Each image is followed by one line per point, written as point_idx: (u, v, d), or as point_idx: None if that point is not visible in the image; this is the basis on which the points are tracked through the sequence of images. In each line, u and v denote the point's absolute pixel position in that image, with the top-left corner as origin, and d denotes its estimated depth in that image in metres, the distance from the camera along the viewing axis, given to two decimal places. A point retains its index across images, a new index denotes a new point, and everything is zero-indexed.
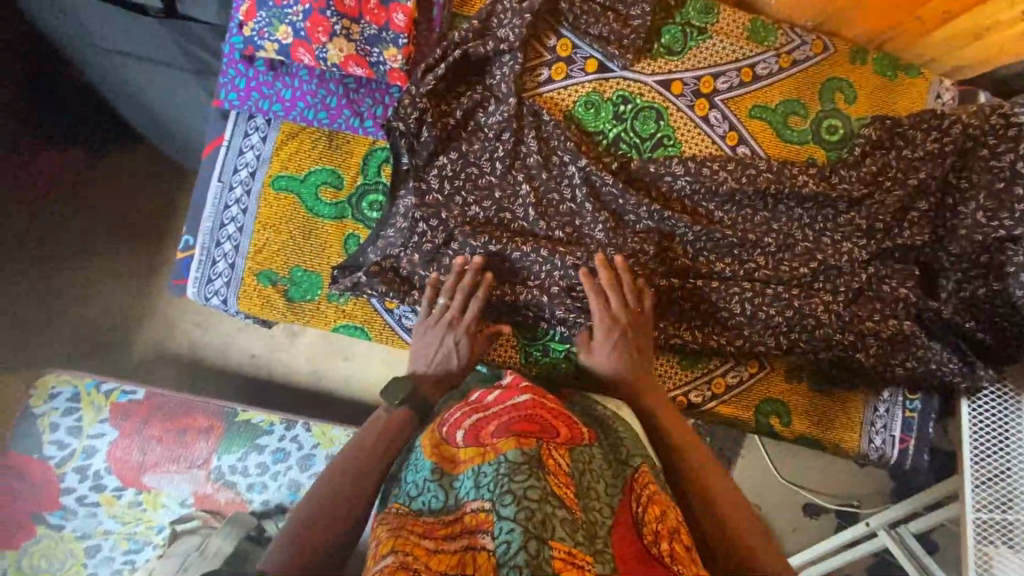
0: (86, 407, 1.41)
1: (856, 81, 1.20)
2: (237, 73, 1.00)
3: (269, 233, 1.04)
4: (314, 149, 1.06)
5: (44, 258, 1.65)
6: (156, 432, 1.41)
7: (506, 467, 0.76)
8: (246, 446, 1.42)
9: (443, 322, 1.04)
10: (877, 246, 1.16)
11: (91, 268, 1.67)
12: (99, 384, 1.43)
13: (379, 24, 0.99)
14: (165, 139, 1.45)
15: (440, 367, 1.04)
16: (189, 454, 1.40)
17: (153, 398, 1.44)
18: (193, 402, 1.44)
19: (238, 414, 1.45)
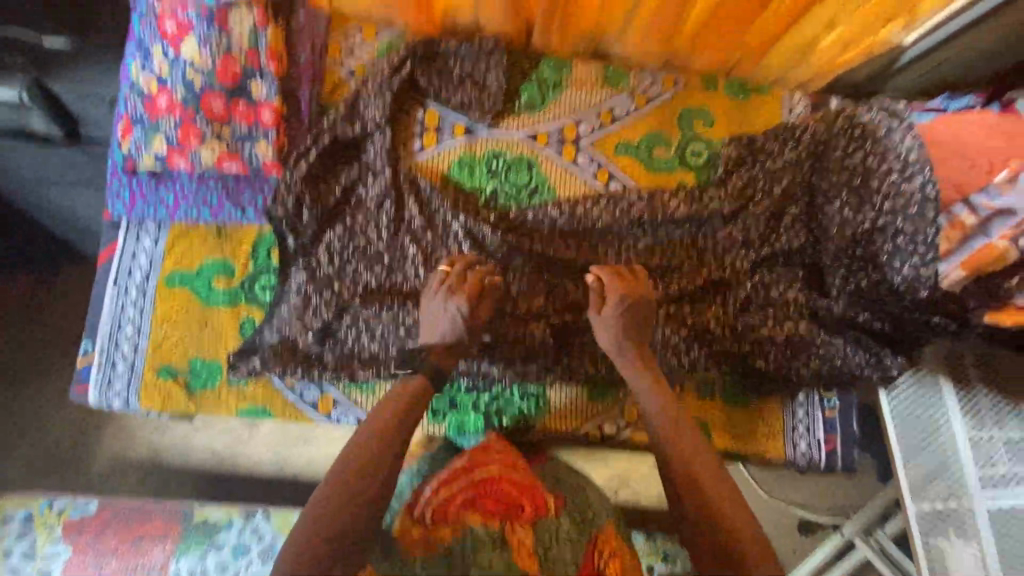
0: (39, 528, 1.31)
1: (712, 107, 1.28)
2: (122, 185, 1.07)
3: (167, 327, 1.08)
4: (203, 244, 1.11)
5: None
6: (110, 544, 1.31)
7: (474, 543, 0.87)
8: (206, 544, 1.33)
9: (453, 283, 1.08)
10: (758, 254, 1.20)
11: (34, 386, 1.69)
12: (52, 502, 1.34)
13: (250, 123, 1.09)
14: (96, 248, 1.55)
15: (446, 335, 1.05)
16: (146, 563, 1.29)
17: (106, 508, 1.35)
18: (149, 506, 1.36)
19: (193, 515, 1.36)
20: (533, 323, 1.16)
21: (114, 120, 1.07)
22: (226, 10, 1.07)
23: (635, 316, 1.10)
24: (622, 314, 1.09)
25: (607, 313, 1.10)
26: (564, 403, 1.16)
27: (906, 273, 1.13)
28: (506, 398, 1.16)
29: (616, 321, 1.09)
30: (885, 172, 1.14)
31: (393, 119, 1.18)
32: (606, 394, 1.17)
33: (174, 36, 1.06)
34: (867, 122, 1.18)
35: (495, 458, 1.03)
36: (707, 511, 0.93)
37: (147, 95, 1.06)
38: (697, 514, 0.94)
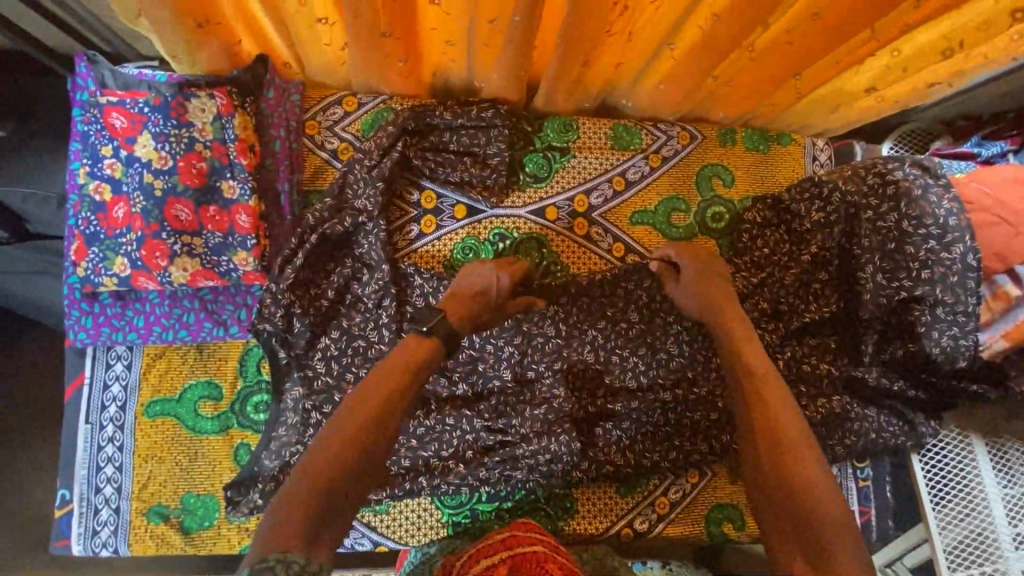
0: None
1: (731, 163, 1.19)
2: (82, 312, 0.94)
3: (152, 464, 0.98)
4: (183, 366, 1.00)
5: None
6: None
7: None
8: None
9: (488, 264, 1.02)
10: (786, 326, 1.13)
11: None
12: None
13: (223, 230, 0.95)
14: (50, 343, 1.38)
15: (474, 291, 0.98)
16: None
17: None
18: None
19: None
20: (557, 428, 1.04)
21: (65, 238, 0.92)
22: (185, 99, 0.94)
23: (707, 267, 1.05)
24: (698, 264, 1.04)
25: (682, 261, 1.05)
26: (593, 503, 1.10)
27: (945, 343, 1.07)
28: (531, 504, 1.08)
29: (694, 270, 1.04)
30: (922, 238, 1.05)
31: (387, 199, 1.07)
32: (635, 488, 1.11)
33: (127, 133, 0.94)
34: (902, 178, 1.06)
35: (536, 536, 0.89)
36: (785, 502, 0.79)
37: (101, 207, 0.92)
38: (781, 506, 0.80)
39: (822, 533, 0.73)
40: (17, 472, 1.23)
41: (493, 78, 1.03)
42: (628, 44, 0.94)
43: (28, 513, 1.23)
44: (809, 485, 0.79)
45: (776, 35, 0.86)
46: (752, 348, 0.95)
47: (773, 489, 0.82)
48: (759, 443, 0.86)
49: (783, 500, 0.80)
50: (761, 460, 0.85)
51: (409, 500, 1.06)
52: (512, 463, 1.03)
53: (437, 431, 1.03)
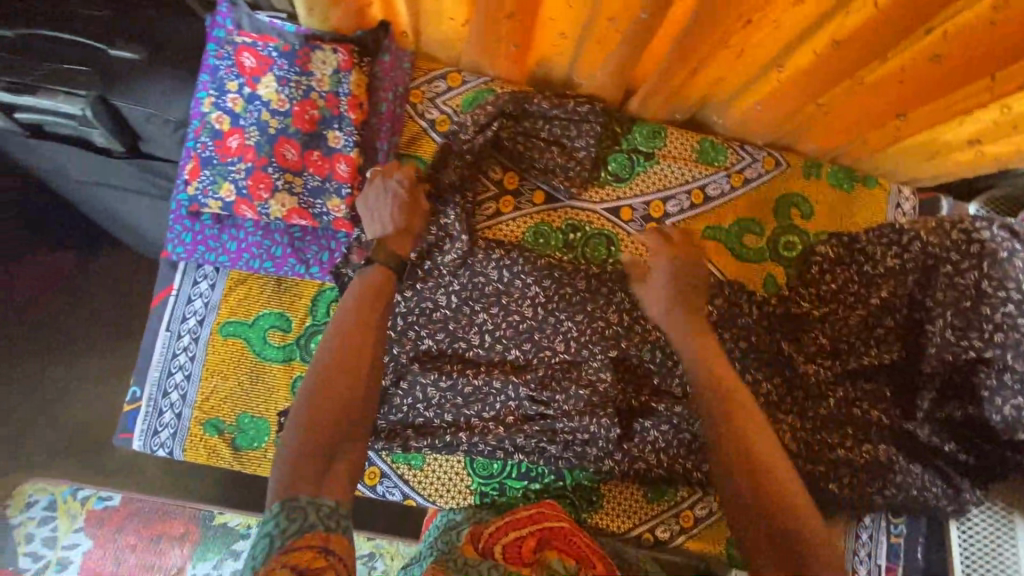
0: (62, 514, 1.54)
1: (812, 196, 1.19)
2: (184, 228, 1.02)
3: (217, 379, 1.04)
4: (261, 294, 1.06)
5: (24, 359, 1.67)
6: (130, 539, 1.53)
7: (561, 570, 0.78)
8: (222, 552, 1.54)
9: (375, 183, 0.99)
10: (843, 367, 1.12)
11: (64, 365, 1.70)
12: (75, 491, 1.56)
13: (323, 175, 1.01)
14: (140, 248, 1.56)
15: (392, 210, 0.97)
16: (163, 562, 1.53)
17: (128, 502, 1.57)
18: (170, 507, 1.57)
19: (214, 517, 1.58)
20: (600, 412, 1.07)
21: (182, 158, 1.00)
22: (310, 50, 1.02)
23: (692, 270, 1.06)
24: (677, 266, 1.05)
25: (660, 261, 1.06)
26: (618, 502, 1.11)
27: (1007, 413, 1.04)
28: (559, 490, 1.10)
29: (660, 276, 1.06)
30: (1000, 300, 1.03)
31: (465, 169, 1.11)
32: (664, 495, 1.11)
33: (253, 72, 1.01)
34: (988, 238, 1.04)
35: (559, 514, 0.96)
36: (767, 509, 0.85)
37: (218, 134, 0.99)
38: (758, 516, 0.85)
39: (807, 555, 0.79)
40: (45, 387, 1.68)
41: (599, 74, 1.07)
42: (735, 60, 0.96)
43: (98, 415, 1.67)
44: (786, 492, 0.85)
45: (889, 72, 0.86)
46: (709, 334, 1.02)
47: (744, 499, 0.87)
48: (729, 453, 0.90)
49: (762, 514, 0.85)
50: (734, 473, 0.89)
51: (446, 458, 1.10)
52: (550, 437, 1.08)
53: (485, 397, 1.08)
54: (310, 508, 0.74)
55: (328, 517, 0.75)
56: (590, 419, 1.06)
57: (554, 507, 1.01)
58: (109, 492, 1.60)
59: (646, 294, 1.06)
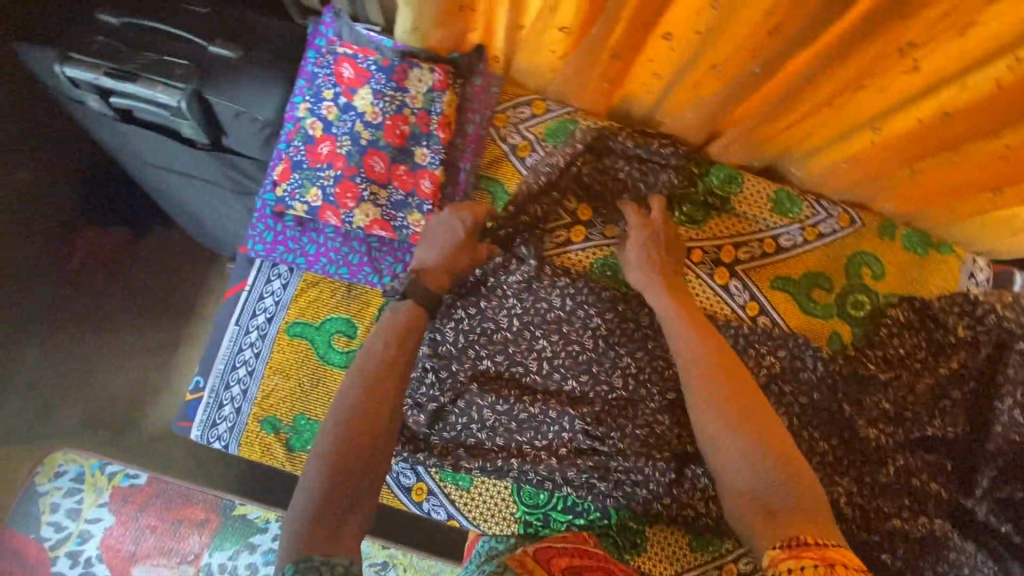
0: (89, 488, 1.55)
1: (884, 256, 1.18)
2: (266, 228, 1.04)
3: (279, 378, 1.05)
4: (331, 299, 1.08)
5: (73, 330, 1.71)
6: (152, 520, 1.54)
7: None
8: (238, 544, 1.53)
9: (444, 215, 1.02)
10: (906, 435, 1.09)
11: (107, 338, 1.74)
12: (103, 466, 1.58)
13: (407, 189, 1.03)
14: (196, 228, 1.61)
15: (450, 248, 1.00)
16: (181, 548, 1.53)
17: (153, 483, 1.58)
18: (193, 492, 1.58)
19: (234, 508, 1.57)
20: (656, 454, 1.06)
21: (272, 159, 1.02)
22: (408, 67, 1.03)
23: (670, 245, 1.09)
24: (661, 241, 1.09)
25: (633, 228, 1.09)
26: (661, 548, 1.09)
27: None
28: (603, 528, 1.08)
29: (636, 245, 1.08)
30: None
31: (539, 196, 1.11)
32: (708, 545, 1.09)
33: (350, 82, 1.03)
34: None
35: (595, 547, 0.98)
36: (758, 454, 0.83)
37: (311, 140, 1.02)
38: (748, 465, 0.82)
39: (796, 491, 0.79)
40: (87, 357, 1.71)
41: (688, 117, 1.09)
42: (832, 117, 0.96)
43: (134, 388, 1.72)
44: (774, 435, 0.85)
45: (997, 147, 0.85)
46: (706, 334, 0.98)
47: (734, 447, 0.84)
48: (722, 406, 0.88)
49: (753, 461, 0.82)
50: (726, 426, 0.86)
51: (493, 483, 1.10)
52: (602, 474, 1.07)
53: (540, 424, 1.08)
54: (324, 567, 0.71)
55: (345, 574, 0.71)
56: (643, 459, 1.06)
57: (588, 539, 1.00)
58: (136, 471, 1.61)
59: (627, 256, 1.08)
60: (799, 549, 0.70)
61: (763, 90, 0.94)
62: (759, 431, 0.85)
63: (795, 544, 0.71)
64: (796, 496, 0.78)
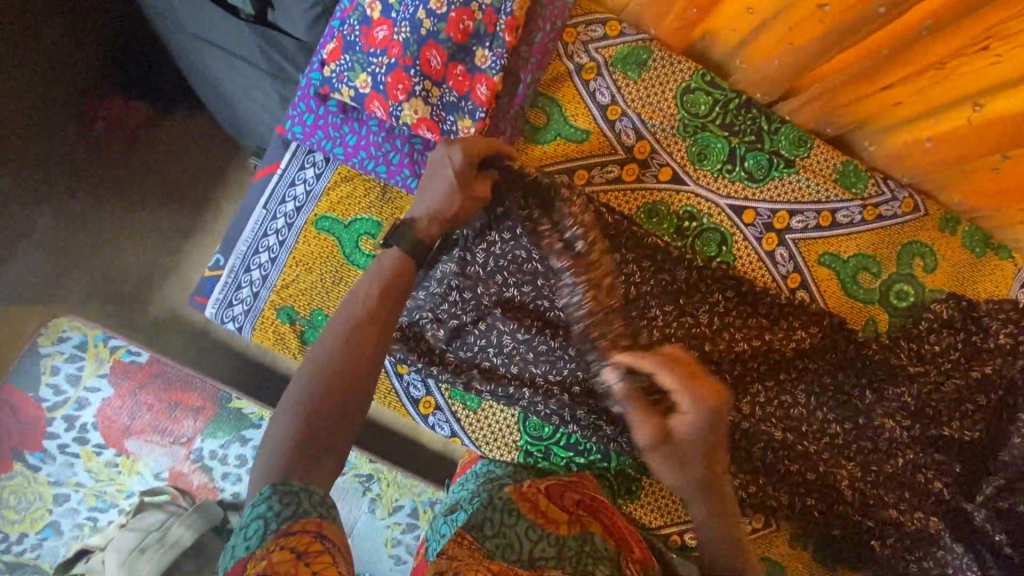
0: (91, 357, 1.56)
1: (940, 251, 1.12)
2: (308, 108, 0.98)
3: (300, 270, 1.02)
4: (364, 198, 1.03)
5: (100, 201, 1.74)
6: (148, 399, 1.55)
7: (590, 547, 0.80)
8: (230, 435, 1.55)
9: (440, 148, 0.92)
10: (921, 431, 1.08)
11: (127, 214, 1.76)
12: (107, 339, 1.57)
13: (461, 92, 0.95)
14: (218, 108, 1.52)
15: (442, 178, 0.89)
16: (175, 430, 1.54)
17: (154, 364, 1.58)
18: (191, 379, 1.57)
19: (231, 400, 1.58)
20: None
21: (324, 35, 0.96)
22: None
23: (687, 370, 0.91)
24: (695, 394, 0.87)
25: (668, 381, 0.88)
26: (655, 499, 1.09)
27: None
28: (601, 470, 1.09)
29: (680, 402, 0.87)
30: None
31: (594, 130, 1.06)
32: None
33: None
34: None
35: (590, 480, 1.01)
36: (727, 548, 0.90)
37: (368, 23, 0.95)
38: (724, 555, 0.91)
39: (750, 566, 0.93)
40: (106, 231, 1.74)
41: (773, 65, 1.01)
42: (933, 85, 0.89)
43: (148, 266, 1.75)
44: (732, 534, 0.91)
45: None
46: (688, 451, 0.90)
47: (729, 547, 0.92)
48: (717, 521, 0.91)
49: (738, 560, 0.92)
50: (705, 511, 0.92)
51: (501, 409, 1.11)
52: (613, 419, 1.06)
53: (557, 361, 1.06)
54: (302, 495, 0.69)
55: (322, 505, 0.69)
56: None
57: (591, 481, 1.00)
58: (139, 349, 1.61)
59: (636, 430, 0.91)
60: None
61: (868, 42, 0.88)
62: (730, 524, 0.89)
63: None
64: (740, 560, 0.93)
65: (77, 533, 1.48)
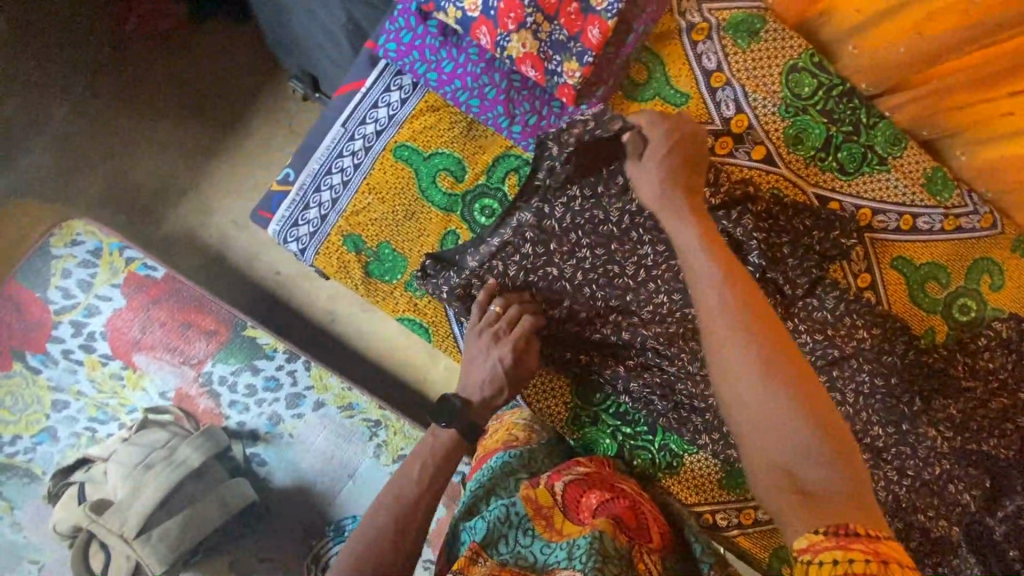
0: (104, 265, 1.49)
1: (1012, 272, 1.10)
2: (406, 26, 0.95)
3: (373, 198, 1.00)
4: (447, 132, 1.00)
5: (128, 102, 1.65)
6: (162, 315, 1.48)
7: (598, 545, 0.80)
8: (244, 362, 1.48)
9: (483, 342, 0.97)
10: (960, 443, 1.09)
11: (154, 120, 1.66)
12: (123, 248, 1.50)
13: (571, 32, 0.89)
14: (270, 16, 1.43)
15: (485, 380, 0.98)
16: (186, 350, 1.47)
17: (169, 281, 1.51)
18: (207, 300, 1.50)
19: (244, 328, 1.50)
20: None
21: None
22: None
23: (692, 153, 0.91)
24: (710, 228, 0.86)
25: (652, 173, 0.89)
26: (695, 477, 1.08)
27: None
28: (644, 441, 1.08)
29: (690, 223, 0.86)
30: None
31: (694, 95, 1.02)
32: (738, 487, 1.08)
33: None
34: None
35: (600, 458, 1.01)
36: (778, 411, 0.72)
37: None
38: (770, 421, 0.72)
39: (813, 456, 0.70)
40: (130, 134, 1.65)
41: (895, 51, 0.98)
42: None
43: (169, 177, 1.66)
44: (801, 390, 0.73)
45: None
46: (739, 279, 0.80)
47: (784, 430, 0.71)
48: (765, 379, 0.73)
49: (802, 451, 0.70)
50: (744, 359, 0.75)
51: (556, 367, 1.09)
52: (664, 394, 1.03)
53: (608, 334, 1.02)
54: None
55: None
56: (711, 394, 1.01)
57: (607, 464, 1.02)
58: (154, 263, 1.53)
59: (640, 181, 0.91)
60: (847, 539, 0.65)
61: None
62: (783, 373, 0.73)
63: (842, 533, 0.66)
64: (807, 447, 0.70)
65: (73, 442, 1.40)
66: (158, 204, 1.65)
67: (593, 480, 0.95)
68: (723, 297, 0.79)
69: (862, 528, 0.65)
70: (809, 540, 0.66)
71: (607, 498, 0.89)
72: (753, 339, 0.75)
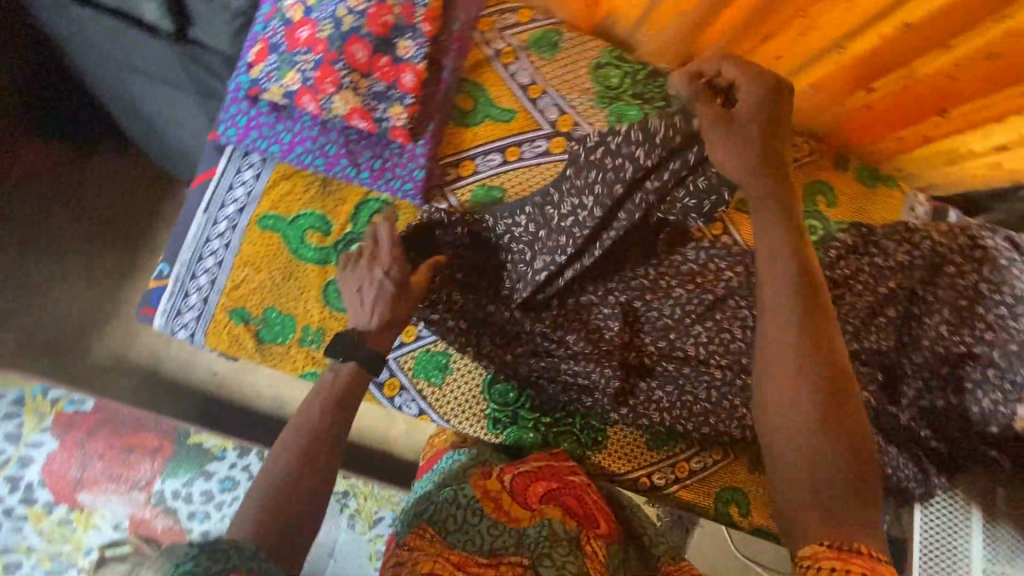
0: (30, 412, 1.47)
1: (839, 186, 1.26)
2: (240, 111, 1.05)
3: (249, 270, 1.07)
4: (305, 194, 1.08)
5: (25, 248, 1.68)
6: (99, 447, 1.46)
7: (548, 530, 0.81)
8: (194, 471, 1.46)
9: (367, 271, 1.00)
10: (846, 346, 1.18)
11: (52, 257, 1.68)
12: (45, 391, 1.49)
13: (388, 81, 1.03)
14: (141, 133, 1.51)
15: (376, 303, 0.97)
16: (131, 475, 1.45)
17: (100, 410, 1.49)
18: (146, 419, 1.49)
19: (190, 436, 1.48)
20: (605, 363, 1.09)
21: (250, 40, 1.03)
22: None
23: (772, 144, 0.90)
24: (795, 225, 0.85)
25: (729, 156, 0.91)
26: (623, 445, 1.15)
27: (985, 405, 1.13)
28: (567, 425, 1.14)
29: (777, 233, 0.83)
30: (993, 302, 1.13)
31: (519, 109, 1.14)
32: (664, 445, 1.15)
33: None
34: (991, 246, 1.14)
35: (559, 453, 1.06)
36: (829, 425, 0.72)
37: (291, 24, 1.02)
38: (817, 433, 0.72)
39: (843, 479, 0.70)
40: (32, 278, 1.66)
41: (670, 31, 1.12)
42: (804, 36, 0.98)
43: (78, 307, 1.67)
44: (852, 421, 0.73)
45: (981, 45, 0.83)
46: (812, 301, 0.79)
47: (810, 443, 0.72)
48: (798, 375, 0.75)
49: (825, 470, 0.71)
50: (798, 368, 0.75)
51: (468, 376, 1.16)
52: (552, 375, 1.12)
53: (496, 339, 1.10)
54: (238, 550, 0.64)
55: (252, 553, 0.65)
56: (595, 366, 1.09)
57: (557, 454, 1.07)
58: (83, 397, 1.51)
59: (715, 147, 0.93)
60: (847, 552, 0.64)
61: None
62: (830, 398, 0.74)
63: (845, 549, 0.64)
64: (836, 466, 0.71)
65: None
66: (73, 336, 1.65)
67: (546, 474, 0.99)
68: (792, 306, 0.78)
69: (865, 547, 0.65)
70: (812, 548, 0.66)
71: (557, 491, 0.93)
72: (801, 335, 0.77)
